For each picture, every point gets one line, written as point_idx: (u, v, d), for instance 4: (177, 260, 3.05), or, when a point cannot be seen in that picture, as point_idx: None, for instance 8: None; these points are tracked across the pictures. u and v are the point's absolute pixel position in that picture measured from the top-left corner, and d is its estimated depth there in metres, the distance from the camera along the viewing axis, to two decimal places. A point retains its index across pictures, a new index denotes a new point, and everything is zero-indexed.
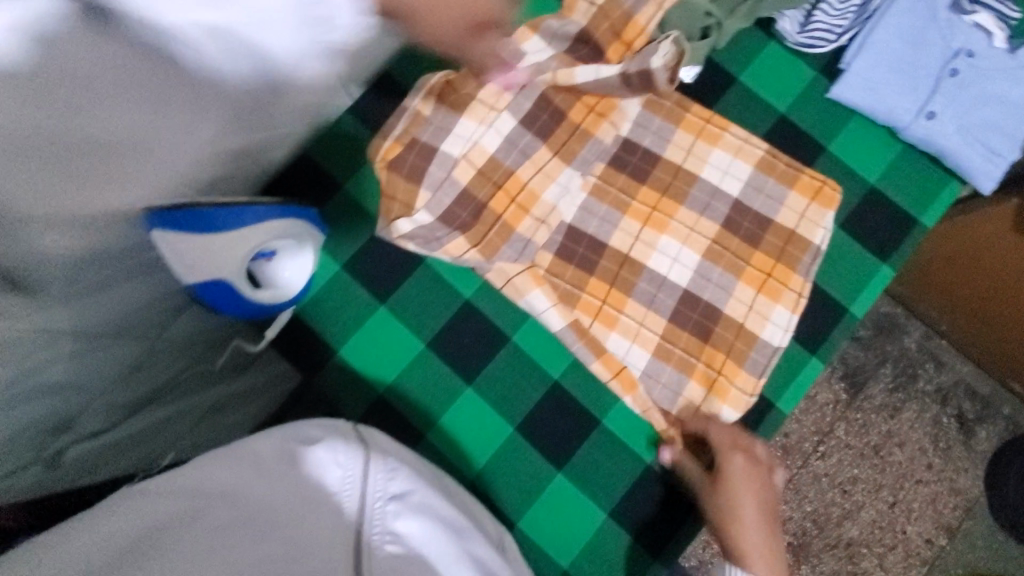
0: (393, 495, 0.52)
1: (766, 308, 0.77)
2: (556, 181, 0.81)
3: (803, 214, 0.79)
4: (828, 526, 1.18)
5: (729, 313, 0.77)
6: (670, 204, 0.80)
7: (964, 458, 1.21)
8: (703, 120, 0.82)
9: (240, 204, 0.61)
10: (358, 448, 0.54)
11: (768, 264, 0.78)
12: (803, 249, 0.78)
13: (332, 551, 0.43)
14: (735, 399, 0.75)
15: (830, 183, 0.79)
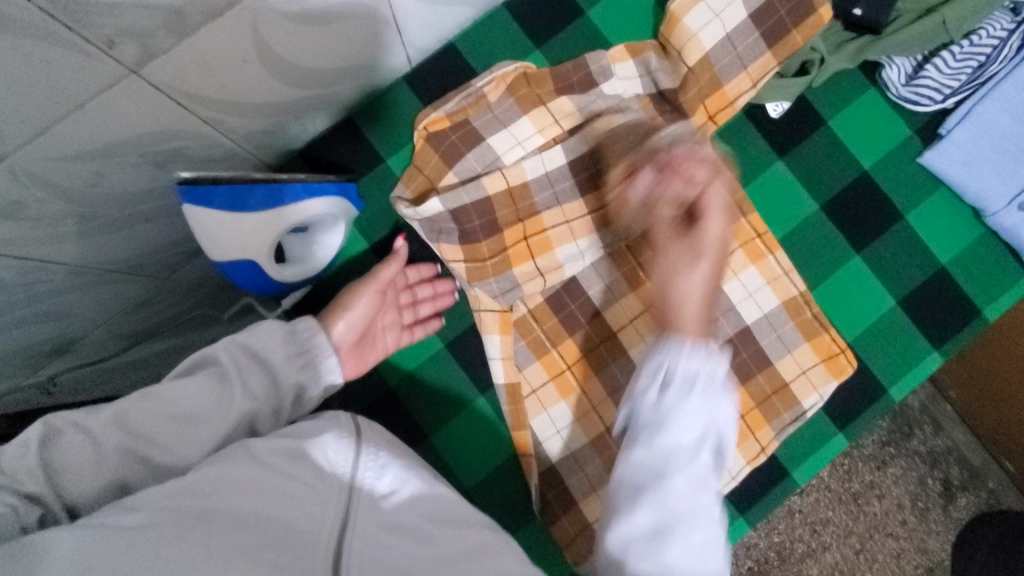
0: (384, 484, 0.49)
1: (820, 378, 0.73)
2: (574, 242, 0.74)
3: (805, 372, 0.73)
4: (790, 560, 1.17)
5: (778, 367, 0.74)
6: (740, 259, 0.75)
7: (938, 521, 1.17)
8: (755, 232, 0.75)
9: (278, 182, 0.58)
10: (350, 441, 0.51)
11: (776, 381, 0.73)
12: (786, 405, 0.73)
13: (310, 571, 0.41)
14: (747, 447, 0.72)
15: (848, 353, 0.72)
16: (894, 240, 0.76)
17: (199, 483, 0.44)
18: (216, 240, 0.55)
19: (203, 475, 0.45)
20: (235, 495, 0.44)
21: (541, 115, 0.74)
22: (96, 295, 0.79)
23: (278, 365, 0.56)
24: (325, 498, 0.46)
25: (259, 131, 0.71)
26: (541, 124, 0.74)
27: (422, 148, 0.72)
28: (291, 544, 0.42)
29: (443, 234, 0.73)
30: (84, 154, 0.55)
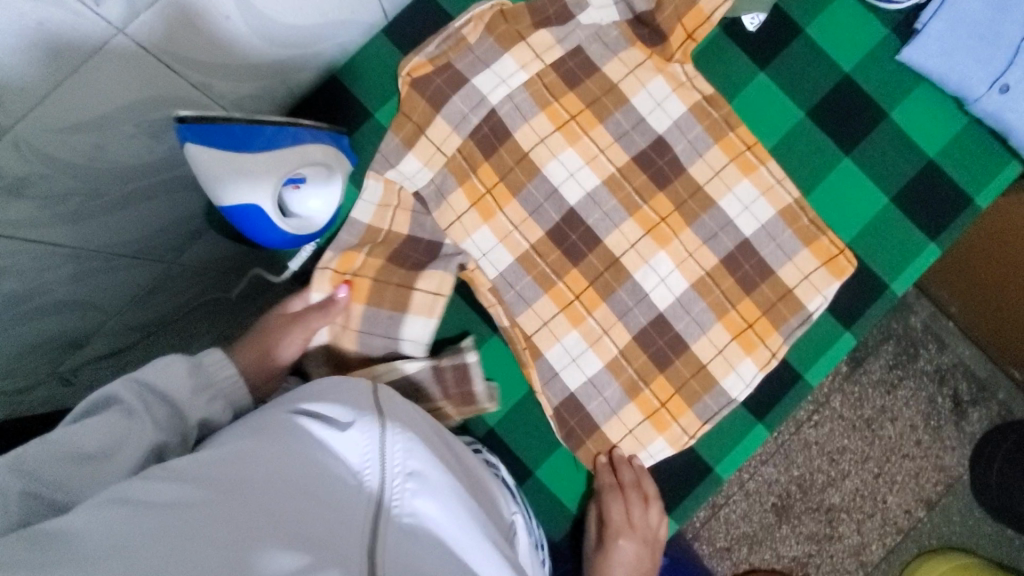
0: (412, 473, 0.52)
1: (823, 282, 0.74)
2: (556, 159, 0.76)
3: (807, 276, 0.74)
4: (812, 491, 1.19)
5: (781, 276, 0.74)
6: (734, 173, 0.75)
7: (952, 437, 1.19)
8: (744, 145, 0.75)
9: (276, 124, 0.60)
10: (373, 421, 0.54)
11: (781, 288, 0.74)
12: (793, 310, 0.74)
13: (349, 536, 0.42)
14: (759, 355, 0.74)
15: (847, 254, 0.74)
16: (881, 140, 0.77)
17: (218, 464, 0.45)
18: (223, 176, 0.57)
19: (225, 453, 0.46)
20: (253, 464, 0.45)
21: (521, 52, 0.76)
22: (107, 284, 0.80)
23: (181, 397, 0.57)
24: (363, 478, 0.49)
25: (247, 96, 0.71)
26: (522, 59, 0.76)
27: (408, 94, 0.75)
28: (316, 532, 0.40)
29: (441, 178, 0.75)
30: (81, 124, 0.56)
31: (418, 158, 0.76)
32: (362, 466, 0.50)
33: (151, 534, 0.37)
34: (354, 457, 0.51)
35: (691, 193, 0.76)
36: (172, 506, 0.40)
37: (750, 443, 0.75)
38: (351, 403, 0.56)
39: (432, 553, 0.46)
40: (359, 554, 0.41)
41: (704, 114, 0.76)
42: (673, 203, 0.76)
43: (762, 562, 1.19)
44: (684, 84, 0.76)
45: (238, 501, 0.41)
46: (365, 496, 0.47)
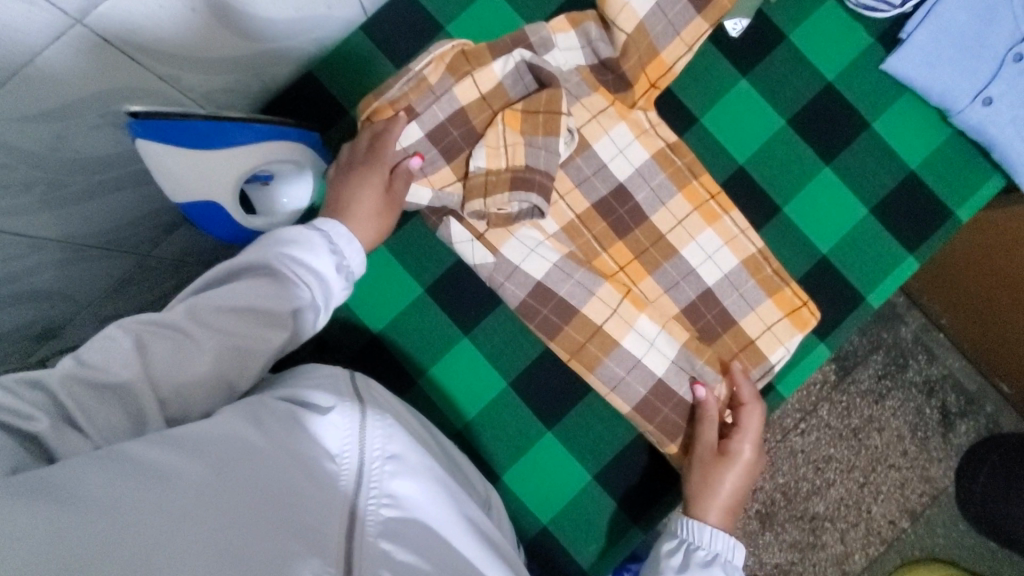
0: (391, 455, 0.51)
1: (785, 333, 0.73)
2: (516, 236, 0.74)
3: (769, 327, 0.73)
4: (795, 499, 1.19)
5: (743, 325, 0.74)
6: (697, 223, 0.74)
7: (939, 449, 1.19)
8: (709, 193, 0.74)
9: (234, 120, 0.59)
10: (355, 406, 0.53)
11: (743, 338, 0.74)
12: (754, 362, 0.73)
13: (325, 537, 0.41)
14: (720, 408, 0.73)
15: (810, 306, 0.73)
16: (863, 150, 0.76)
17: (199, 445, 0.43)
18: (181, 178, 0.56)
19: (207, 429, 0.45)
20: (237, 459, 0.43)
21: (469, 91, 0.73)
22: (79, 274, 0.79)
23: None
24: (343, 466, 0.49)
25: (218, 89, 0.70)
26: (482, 109, 0.74)
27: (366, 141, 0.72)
28: (305, 520, 0.42)
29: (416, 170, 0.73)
30: (41, 114, 0.55)
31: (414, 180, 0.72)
32: (342, 451, 0.50)
33: (145, 512, 0.36)
34: (334, 443, 0.50)
35: (653, 242, 0.75)
36: (161, 482, 0.38)
37: None
38: (333, 389, 0.56)
39: (416, 542, 0.47)
40: (338, 549, 0.41)
41: (668, 162, 0.75)
42: (634, 251, 0.75)
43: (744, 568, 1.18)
44: (648, 131, 0.75)
45: (227, 488, 0.40)
46: (343, 486, 0.47)
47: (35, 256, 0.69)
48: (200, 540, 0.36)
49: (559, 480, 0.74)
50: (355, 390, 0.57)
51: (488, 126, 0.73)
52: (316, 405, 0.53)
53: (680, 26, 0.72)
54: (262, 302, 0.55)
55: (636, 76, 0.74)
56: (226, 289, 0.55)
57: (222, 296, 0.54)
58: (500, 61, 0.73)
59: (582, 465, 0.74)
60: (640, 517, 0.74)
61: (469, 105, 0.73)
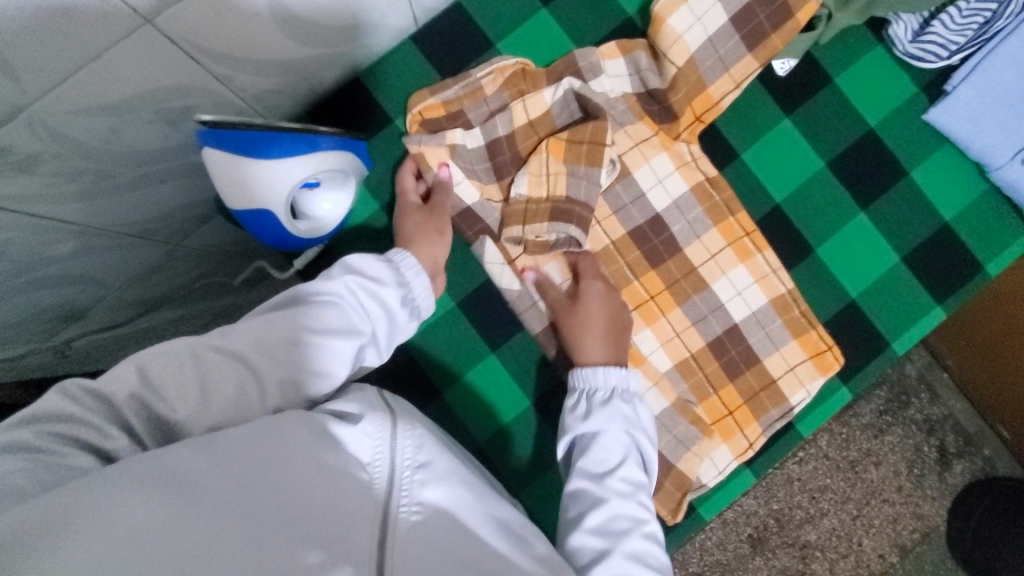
0: (421, 464, 0.53)
1: (807, 375, 0.74)
2: (541, 271, 0.75)
3: (792, 368, 0.74)
4: (790, 526, 1.19)
5: (766, 364, 0.74)
6: (730, 259, 0.75)
7: (934, 487, 1.19)
8: (743, 230, 0.75)
9: (295, 131, 0.59)
10: (385, 416, 0.56)
11: (765, 377, 0.74)
12: (774, 401, 0.74)
13: (361, 537, 0.43)
14: (735, 443, 0.74)
15: (834, 350, 0.73)
16: (898, 198, 0.77)
17: (234, 458, 0.44)
18: (229, 181, 0.56)
19: (243, 438, 0.47)
20: (263, 479, 0.43)
21: (518, 116, 0.74)
22: (111, 263, 0.79)
23: None
24: (372, 472, 0.51)
25: (268, 91, 0.71)
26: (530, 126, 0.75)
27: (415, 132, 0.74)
28: (329, 528, 0.41)
29: (474, 179, 0.75)
30: (99, 108, 0.55)
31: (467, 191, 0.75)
32: (375, 459, 0.52)
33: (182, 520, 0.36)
34: (370, 450, 0.52)
35: (684, 274, 0.75)
36: (197, 493, 0.39)
37: (736, 487, 0.75)
38: (360, 398, 0.58)
39: (448, 544, 0.48)
40: (369, 548, 0.43)
41: (706, 196, 0.75)
42: (665, 281, 0.76)
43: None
44: (688, 163, 0.76)
45: (258, 502, 0.41)
46: (378, 493, 0.49)
47: (72, 242, 0.69)
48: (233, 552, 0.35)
49: None
50: (383, 400, 0.60)
51: (533, 152, 0.74)
52: (348, 415, 0.55)
53: (731, 65, 0.73)
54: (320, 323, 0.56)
55: (682, 108, 0.74)
56: (278, 316, 0.55)
57: (282, 323, 0.55)
58: (551, 89, 0.74)
59: None
60: None
61: (518, 131, 0.75)
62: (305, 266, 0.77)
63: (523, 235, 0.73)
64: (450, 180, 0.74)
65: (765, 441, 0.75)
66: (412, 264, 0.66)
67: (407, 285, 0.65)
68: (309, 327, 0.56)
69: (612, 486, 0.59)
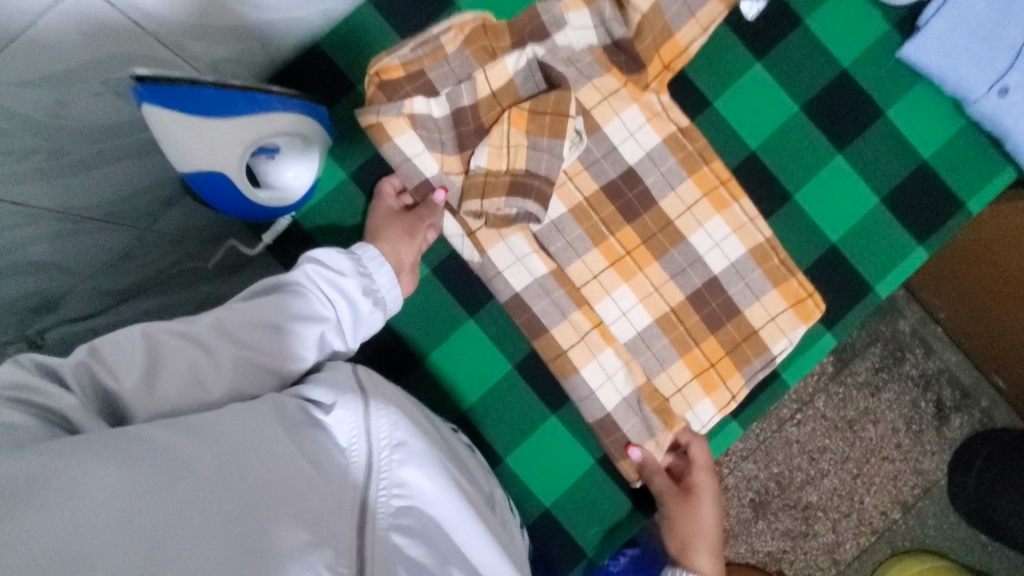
0: (398, 443, 0.53)
1: (789, 323, 0.73)
2: (505, 242, 0.73)
3: (774, 317, 0.73)
4: (790, 488, 1.19)
5: (748, 315, 0.73)
6: (706, 209, 0.73)
7: (932, 442, 1.19)
8: (718, 180, 0.74)
9: (244, 87, 0.56)
10: (358, 398, 0.54)
11: (747, 328, 0.73)
12: (757, 351, 0.73)
13: (339, 532, 0.43)
14: (719, 395, 0.73)
15: (815, 297, 0.72)
16: (876, 139, 0.76)
17: (230, 426, 0.45)
18: (181, 152, 0.53)
19: (201, 419, 0.45)
20: (223, 465, 0.42)
21: (481, 88, 0.72)
22: (80, 249, 0.76)
23: None
24: (352, 456, 0.50)
25: (223, 59, 0.69)
26: (495, 82, 0.72)
27: (374, 96, 0.71)
28: (315, 506, 0.43)
29: (438, 147, 0.73)
30: (41, 77, 0.53)
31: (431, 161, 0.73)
32: (350, 443, 0.51)
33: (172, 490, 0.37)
34: (345, 435, 0.52)
35: (660, 228, 0.74)
36: (194, 461, 0.40)
37: (723, 440, 0.75)
38: (334, 377, 0.56)
39: (420, 534, 0.49)
40: (351, 543, 0.43)
41: (679, 146, 0.74)
42: (641, 236, 0.74)
43: (737, 556, 1.19)
44: (659, 114, 0.74)
45: (247, 473, 0.42)
46: (355, 477, 0.49)
47: (36, 227, 0.67)
48: (215, 528, 0.37)
49: (561, 465, 0.74)
50: (356, 375, 0.58)
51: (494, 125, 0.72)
52: (322, 402, 0.54)
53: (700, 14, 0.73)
54: (268, 319, 0.57)
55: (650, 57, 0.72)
56: (243, 303, 0.57)
57: (242, 310, 0.56)
58: (513, 57, 0.72)
59: (583, 450, 0.74)
60: (641, 501, 0.74)
61: (481, 102, 0.73)
62: (274, 239, 0.76)
63: (482, 209, 0.71)
64: (409, 150, 0.71)
65: (749, 392, 0.74)
66: (375, 256, 0.65)
67: (370, 276, 0.64)
68: (273, 314, 0.57)
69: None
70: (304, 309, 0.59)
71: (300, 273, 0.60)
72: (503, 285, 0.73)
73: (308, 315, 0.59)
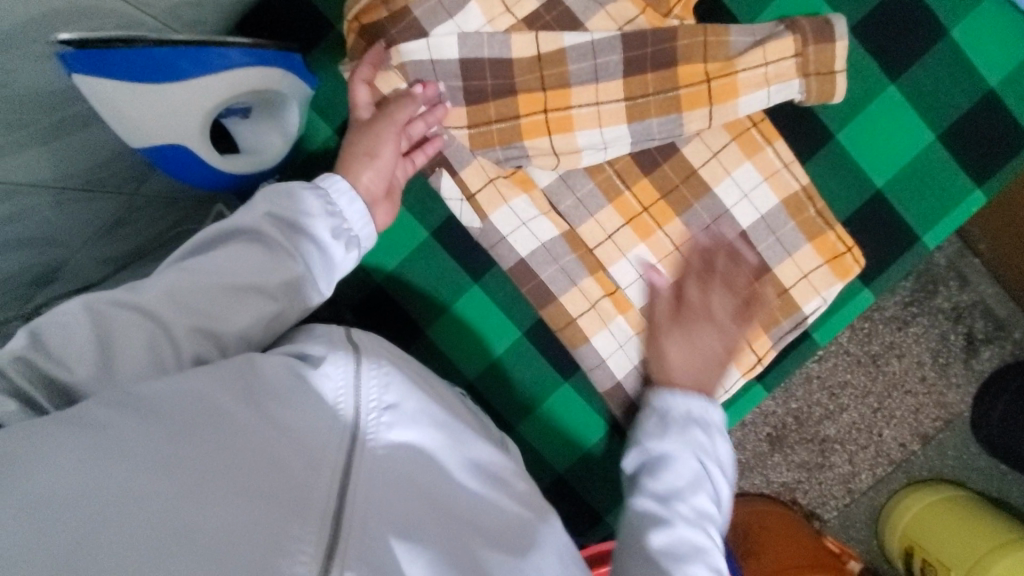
0: (388, 406, 0.47)
1: (822, 281, 0.66)
2: (507, 205, 0.67)
3: (806, 275, 0.66)
4: (808, 423, 1.06)
5: (778, 272, 0.66)
6: (734, 156, 0.65)
7: (960, 375, 1.03)
8: (750, 122, 0.65)
9: (195, 44, 0.50)
10: (347, 356, 0.48)
11: (775, 288, 0.66)
12: (786, 312, 0.66)
13: (306, 523, 0.36)
14: (743, 359, 0.67)
15: (854, 252, 0.66)
16: (933, 66, 0.65)
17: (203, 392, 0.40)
18: (126, 116, 0.49)
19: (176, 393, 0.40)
20: (197, 452, 0.36)
21: (475, 25, 0.63)
22: (81, 223, 0.69)
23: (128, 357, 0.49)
24: (331, 414, 0.44)
25: (182, 3, 0.60)
26: (490, 12, 0.63)
27: (354, 40, 0.65)
28: (291, 464, 0.39)
29: (429, 99, 0.64)
30: None
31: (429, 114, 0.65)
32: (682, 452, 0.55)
33: (151, 475, 0.33)
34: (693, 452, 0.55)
35: (683, 178, 0.66)
36: (181, 428, 0.37)
37: (747, 403, 0.71)
38: (323, 337, 0.51)
39: (411, 500, 0.42)
40: (322, 525, 0.36)
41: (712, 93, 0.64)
42: (661, 188, 0.67)
43: (752, 487, 1.07)
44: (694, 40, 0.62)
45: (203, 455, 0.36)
46: (337, 431, 0.43)
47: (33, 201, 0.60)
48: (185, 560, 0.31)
49: (575, 434, 0.71)
50: (350, 338, 0.52)
51: (494, 60, 0.63)
52: (310, 356, 0.49)
53: (760, 37, 0.62)
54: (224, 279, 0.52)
55: (692, 55, 0.62)
56: (200, 261, 0.52)
57: (192, 273, 0.51)
58: None
59: (597, 419, 0.71)
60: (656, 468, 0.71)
61: (521, 62, 0.63)
62: None
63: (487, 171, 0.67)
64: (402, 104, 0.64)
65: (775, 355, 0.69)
66: (343, 189, 0.57)
67: (337, 214, 0.57)
68: (232, 270, 0.52)
69: (696, 504, 0.53)
70: (251, 259, 0.53)
71: (257, 210, 0.55)
72: (508, 248, 0.67)
73: (271, 254, 0.54)
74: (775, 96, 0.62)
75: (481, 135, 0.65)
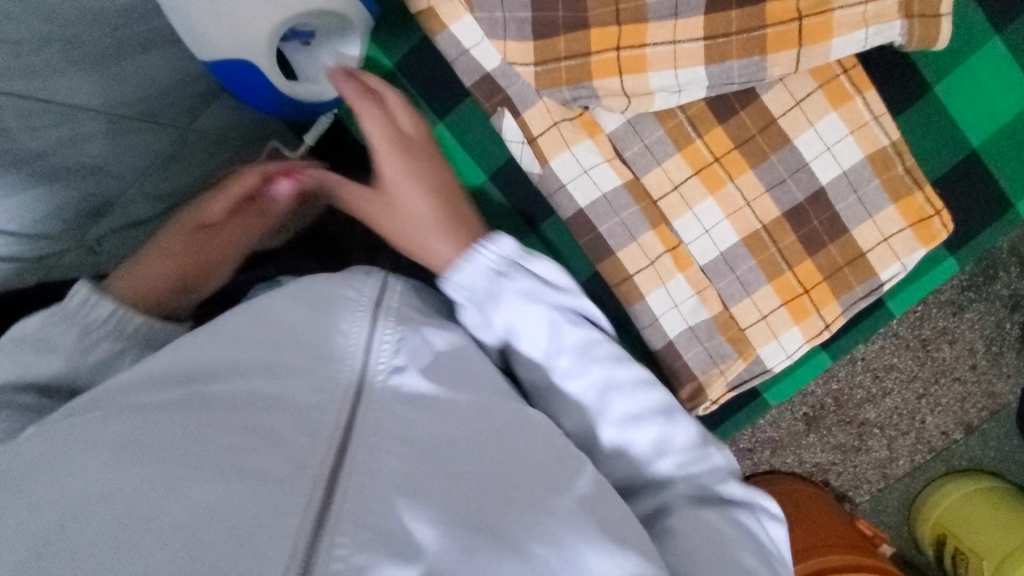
0: (397, 366, 0.42)
1: (904, 247, 0.62)
2: (570, 151, 0.64)
3: (887, 239, 0.62)
4: (849, 406, 0.98)
5: (857, 234, 0.62)
6: (818, 105, 0.61)
7: (1012, 364, 0.96)
8: (841, 68, 0.60)
9: None
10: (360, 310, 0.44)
11: (851, 251, 0.62)
12: (860, 277, 0.62)
13: (285, 515, 0.32)
14: (810, 324, 0.64)
15: (943, 216, 0.61)
16: None
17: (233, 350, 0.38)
18: (200, 30, 0.50)
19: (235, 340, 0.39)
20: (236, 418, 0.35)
21: None
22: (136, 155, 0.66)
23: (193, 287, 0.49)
24: (339, 366, 0.40)
25: None
26: None
27: None
28: (287, 437, 0.36)
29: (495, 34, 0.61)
30: None
31: (495, 49, 0.63)
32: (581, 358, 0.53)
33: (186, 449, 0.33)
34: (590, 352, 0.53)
35: (761, 128, 0.62)
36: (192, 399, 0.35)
37: (808, 370, 0.68)
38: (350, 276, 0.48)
39: (416, 467, 0.37)
40: (305, 516, 0.33)
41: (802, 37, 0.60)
42: (735, 138, 0.63)
43: (783, 465, 1.00)
44: None
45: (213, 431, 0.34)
46: (343, 396, 0.39)
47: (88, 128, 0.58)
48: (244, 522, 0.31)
49: None
50: (377, 282, 0.48)
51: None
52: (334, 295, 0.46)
53: None
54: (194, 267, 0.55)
55: None
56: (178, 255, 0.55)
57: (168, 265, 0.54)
58: None
59: None
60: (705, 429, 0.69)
61: None
62: (316, 140, 0.69)
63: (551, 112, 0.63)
64: (467, 40, 0.63)
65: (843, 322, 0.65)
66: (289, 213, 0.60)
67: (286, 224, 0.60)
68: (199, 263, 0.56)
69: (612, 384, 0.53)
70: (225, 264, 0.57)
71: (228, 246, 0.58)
72: (568, 197, 0.64)
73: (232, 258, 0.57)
74: (873, 38, 0.57)
75: (547, 74, 0.62)
